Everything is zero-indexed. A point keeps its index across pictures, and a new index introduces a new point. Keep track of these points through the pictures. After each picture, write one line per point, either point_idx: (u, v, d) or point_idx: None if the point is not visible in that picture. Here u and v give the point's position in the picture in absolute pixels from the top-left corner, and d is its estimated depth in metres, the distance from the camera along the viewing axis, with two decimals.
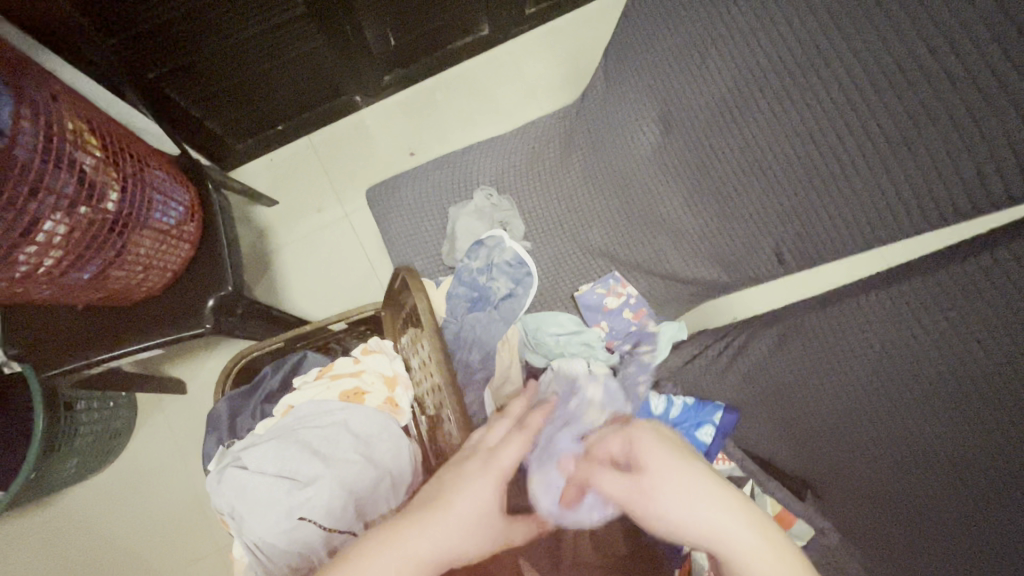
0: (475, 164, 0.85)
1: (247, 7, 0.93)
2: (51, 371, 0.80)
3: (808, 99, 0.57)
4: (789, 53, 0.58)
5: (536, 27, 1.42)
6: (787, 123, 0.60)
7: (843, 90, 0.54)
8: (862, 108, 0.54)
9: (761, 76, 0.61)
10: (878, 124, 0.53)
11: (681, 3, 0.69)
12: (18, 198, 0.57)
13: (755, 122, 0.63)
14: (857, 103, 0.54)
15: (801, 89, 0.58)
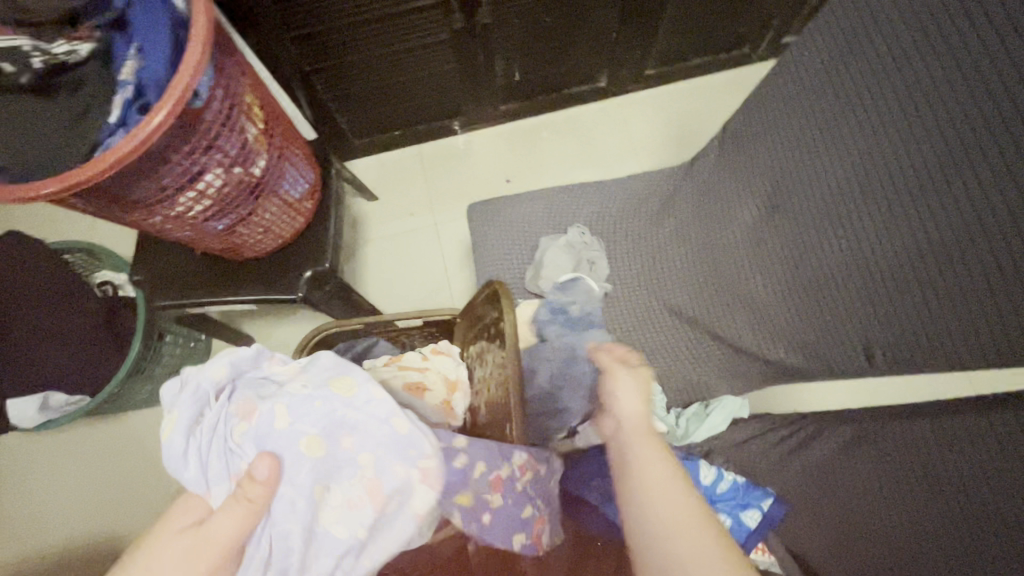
0: (574, 201, 0.89)
1: (402, 25, 1.04)
2: (162, 302, 0.90)
3: (933, 204, 0.56)
4: (917, 156, 0.57)
5: (650, 89, 1.48)
6: (905, 223, 0.59)
7: (969, 202, 0.53)
8: (992, 225, 0.52)
9: (883, 173, 0.60)
10: (1007, 242, 0.51)
11: (810, 89, 0.70)
12: (196, 152, 0.64)
13: (869, 216, 0.62)
14: (987, 218, 0.52)
15: (926, 193, 0.57)
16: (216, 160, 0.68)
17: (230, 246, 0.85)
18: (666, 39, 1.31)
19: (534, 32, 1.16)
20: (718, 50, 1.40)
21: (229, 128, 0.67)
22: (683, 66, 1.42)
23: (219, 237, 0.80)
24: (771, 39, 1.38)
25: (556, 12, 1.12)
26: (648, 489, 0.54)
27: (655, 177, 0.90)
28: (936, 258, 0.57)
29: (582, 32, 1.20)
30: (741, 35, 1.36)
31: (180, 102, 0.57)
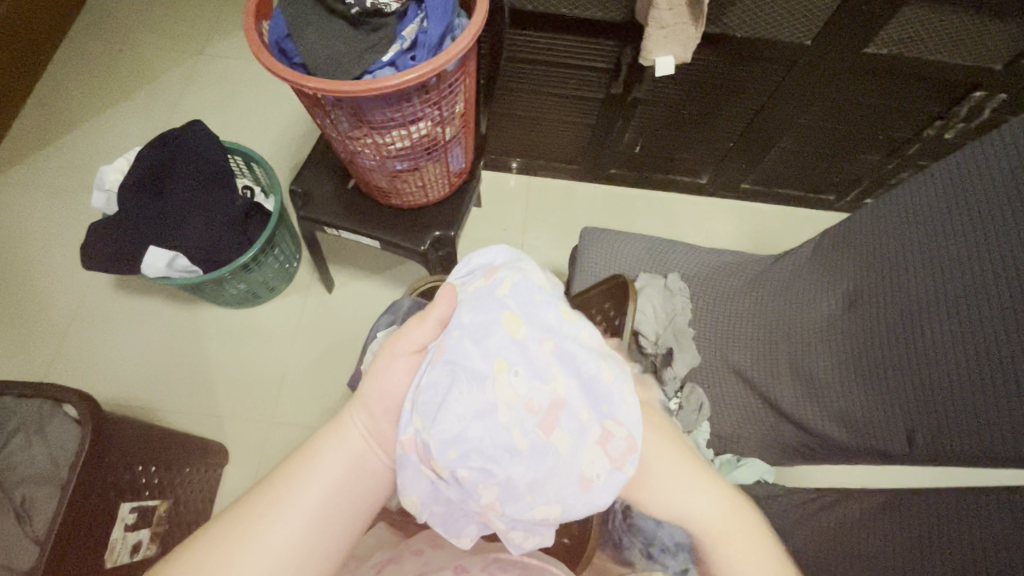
0: (675, 252, 1.02)
1: (568, 72, 1.23)
2: (307, 214, 1.07)
3: (983, 325, 0.66)
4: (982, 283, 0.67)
5: (741, 200, 1.66)
6: (959, 337, 0.68)
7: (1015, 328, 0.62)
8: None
9: (951, 293, 0.70)
10: None
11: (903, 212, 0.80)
12: (423, 103, 0.80)
13: (930, 326, 0.71)
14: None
15: (979, 314, 0.66)
16: (429, 114, 0.83)
17: (389, 187, 1.00)
18: (770, 163, 1.50)
19: (667, 118, 1.36)
20: (809, 188, 1.59)
21: (451, 95, 0.83)
22: (776, 192, 1.61)
23: (389, 174, 0.95)
24: (857, 195, 1.57)
25: (692, 109, 1.32)
26: (706, 512, 0.57)
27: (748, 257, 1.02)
28: (976, 377, 0.65)
29: (705, 132, 1.40)
30: (832, 182, 1.55)
31: (442, 64, 0.73)
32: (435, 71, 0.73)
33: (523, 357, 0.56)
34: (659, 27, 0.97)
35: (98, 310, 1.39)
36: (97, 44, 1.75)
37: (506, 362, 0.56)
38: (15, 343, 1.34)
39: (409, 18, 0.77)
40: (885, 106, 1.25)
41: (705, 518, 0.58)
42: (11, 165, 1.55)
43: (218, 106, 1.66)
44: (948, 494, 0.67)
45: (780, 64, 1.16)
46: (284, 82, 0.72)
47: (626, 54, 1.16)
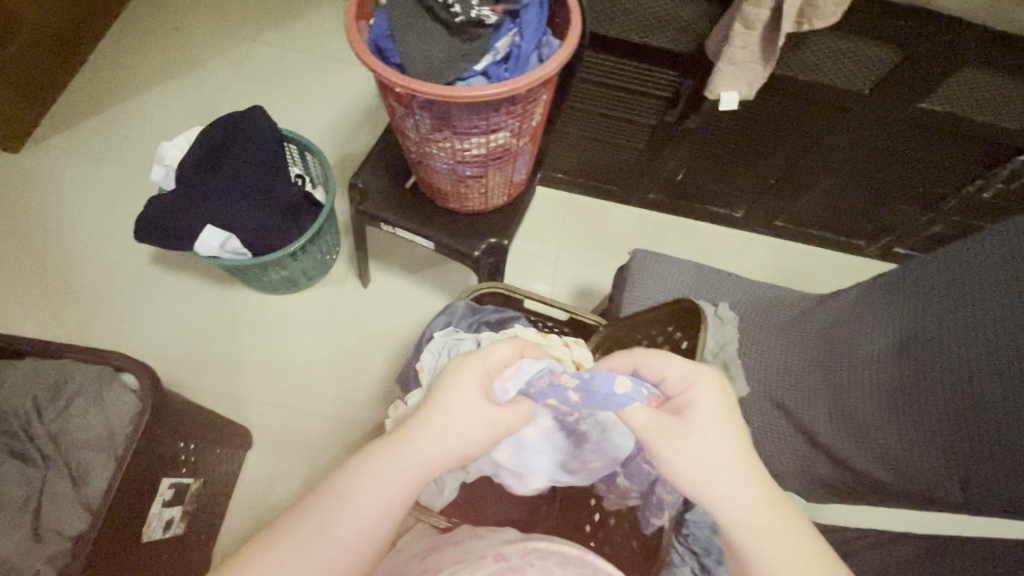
0: (723, 282, 1.04)
1: (627, 95, 1.26)
2: (367, 208, 1.08)
3: None
4: None
5: (772, 237, 1.69)
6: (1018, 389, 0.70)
7: None
8: None
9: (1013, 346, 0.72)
10: None
11: (963, 264, 0.82)
12: (507, 114, 0.82)
13: (988, 376, 0.73)
14: None
15: None
16: (512, 123, 0.85)
17: (453, 190, 1.01)
18: (807, 204, 1.53)
19: (715, 150, 1.38)
20: (840, 232, 1.62)
21: (535, 107, 0.86)
22: (807, 232, 1.63)
23: (456, 178, 0.97)
24: (886, 243, 1.60)
25: (741, 144, 1.34)
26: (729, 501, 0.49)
27: (795, 293, 1.03)
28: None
29: (749, 167, 1.43)
30: (865, 229, 1.58)
31: (541, 76, 0.76)
32: (532, 83, 0.76)
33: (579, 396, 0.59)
34: (730, 64, 0.99)
35: (134, 283, 1.39)
36: (153, 22, 1.77)
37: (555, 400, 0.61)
38: (48, 308, 1.34)
39: (505, 30, 0.80)
40: (929, 160, 1.28)
41: (731, 506, 0.48)
42: (58, 131, 1.56)
43: (268, 92, 1.68)
44: (999, 547, 0.68)
45: (834, 109, 1.19)
46: (378, 76, 0.75)
47: (687, 85, 1.19)
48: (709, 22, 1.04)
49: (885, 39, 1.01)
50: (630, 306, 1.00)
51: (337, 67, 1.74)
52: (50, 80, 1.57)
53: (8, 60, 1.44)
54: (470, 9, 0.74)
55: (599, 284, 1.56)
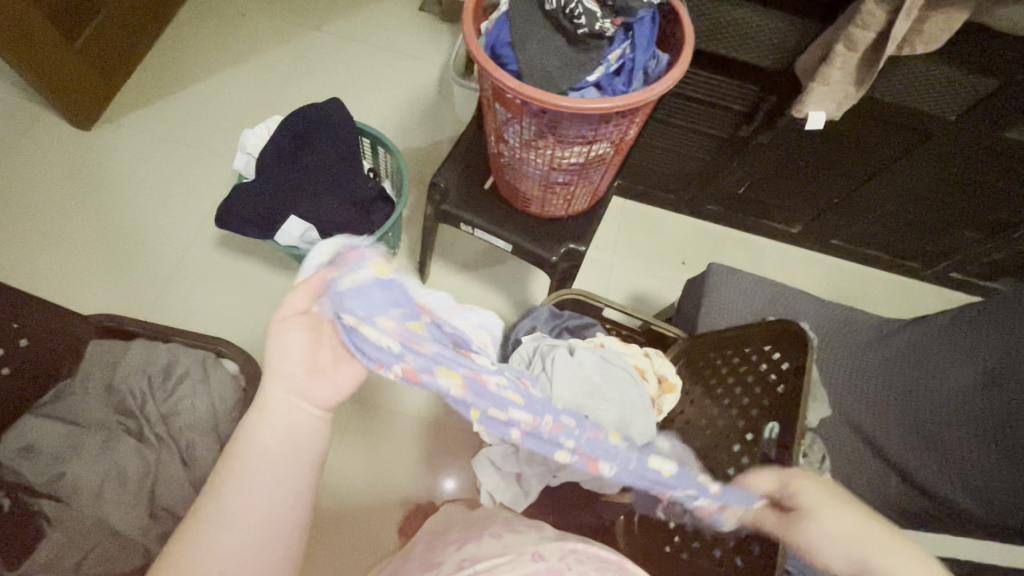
0: (801, 301, 1.04)
1: (702, 106, 1.26)
2: (447, 206, 1.10)
3: None
4: None
5: (826, 255, 1.68)
6: None
7: None
8: None
9: None
10: None
11: None
12: (613, 126, 0.82)
13: None
14: None
15: None
16: (617, 135, 0.86)
17: (538, 195, 1.02)
18: (868, 224, 1.52)
19: (783, 166, 1.38)
20: (896, 254, 1.60)
21: (640, 120, 0.86)
22: (862, 252, 1.63)
23: (545, 185, 0.98)
24: (943, 267, 1.59)
25: (811, 161, 1.34)
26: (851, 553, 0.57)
27: (872, 317, 1.03)
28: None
29: (814, 185, 1.42)
30: (924, 252, 1.56)
31: (660, 92, 0.77)
32: (650, 97, 0.77)
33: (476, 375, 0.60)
34: (823, 84, 0.99)
35: (201, 264, 1.42)
36: (220, 7, 1.79)
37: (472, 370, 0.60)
38: (119, 284, 1.37)
39: (622, 43, 0.80)
40: (1003, 189, 1.26)
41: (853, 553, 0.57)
42: (129, 110, 1.59)
43: (333, 81, 1.69)
44: None
45: (917, 133, 1.17)
46: (495, 81, 0.75)
47: (768, 101, 1.18)
48: (801, 41, 1.04)
49: (982, 67, 1.00)
50: (708, 320, 1.01)
51: (401, 60, 1.75)
52: (124, 59, 1.60)
53: (89, 38, 1.47)
54: (595, 21, 0.74)
55: (652, 291, 1.57)
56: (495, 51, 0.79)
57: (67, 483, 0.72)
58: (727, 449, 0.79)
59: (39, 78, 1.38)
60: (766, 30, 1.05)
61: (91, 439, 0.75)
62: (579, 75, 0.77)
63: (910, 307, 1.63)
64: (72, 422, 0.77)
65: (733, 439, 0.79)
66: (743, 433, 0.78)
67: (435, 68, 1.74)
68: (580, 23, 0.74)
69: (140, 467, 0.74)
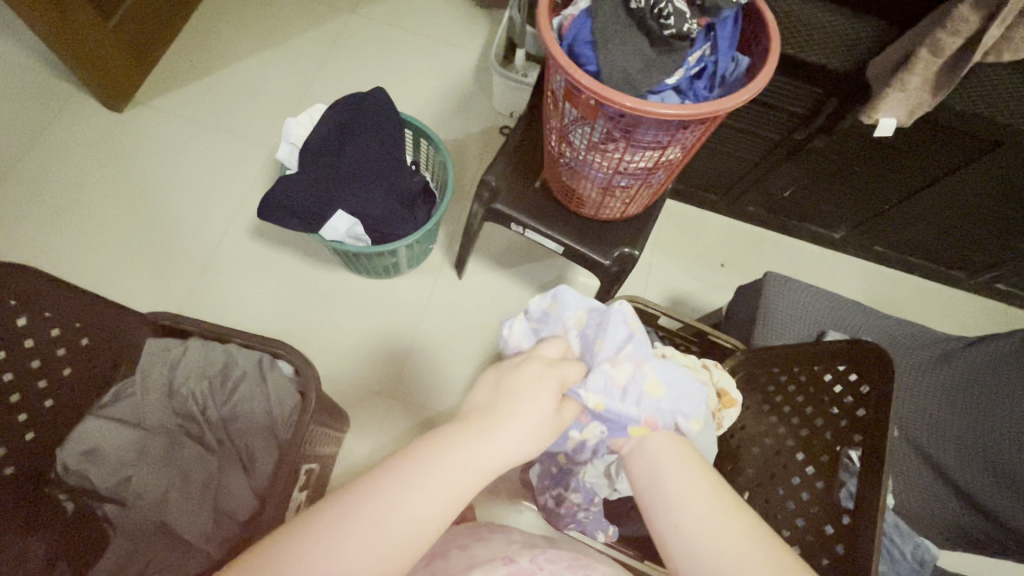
0: (861, 315, 1.01)
1: (758, 108, 1.22)
2: (498, 205, 1.07)
3: None
4: None
5: (868, 261, 1.64)
6: None
7: None
8: None
9: None
10: None
11: None
12: (689, 131, 0.79)
13: None
14: None
15: None
16: (691, 141, 0.82)
17: (595, 198, 0.99)
18: (916, 232, 1.48)
19: (835, 170, 1.34)
20: (940, 263, 1.57)
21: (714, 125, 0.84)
22: (906, 259, 1.59)
23: (606, 188, 0.94)
24: (988, 278, 1.55)
25: (866, 167, 1.30)
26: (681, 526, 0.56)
27: (934, 335, 1.00)
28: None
29: (865, 191, 1.38)
30: (969, 262, 1.53)
31: (750, 98, 0.73)
32: (738, 104, 0.73)
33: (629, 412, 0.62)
34: (900, 90, 0.95)
35: (237, 253, 1.40)
36: None
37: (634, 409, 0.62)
38: (154, 270, 1.36)
39: (704, 45, 0.77)
40: None
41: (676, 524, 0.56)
42: (162, 91, 1.55)
43: (369, 67, 1.65)
44: None
45: (983, 143, 1.13)
46: (574, 79, 0.71)
47: (830, 104, 1.14)
48: (874, 44, 1.00)
49: None
50: (766, 332, 0.98)
51: (438, 47, 1.70)
52: (157, 38, 1.56)
53: (124, 16, 1.43)
54: (683, 23, 0.70)
55: (690, 293, 1.54)
56: (572, 49, 0.75)
57: (132, 487, 0.79)
58: (794, 471, 0.77)
59: (76, 57, 1.35)
60: (839, 31, 1.00)
61: (156, 441, 0.82)
62: (662, 78, 0.74)
63: (951, 317, 1.60)
64: (136, 427, 0.81)
65: (799, 460, 0.78)
66: (814, 455, 0.76)
67: (473, 56, 1.70)
68: (670, 25, 0.70)
69: (202, 471, 0.80)
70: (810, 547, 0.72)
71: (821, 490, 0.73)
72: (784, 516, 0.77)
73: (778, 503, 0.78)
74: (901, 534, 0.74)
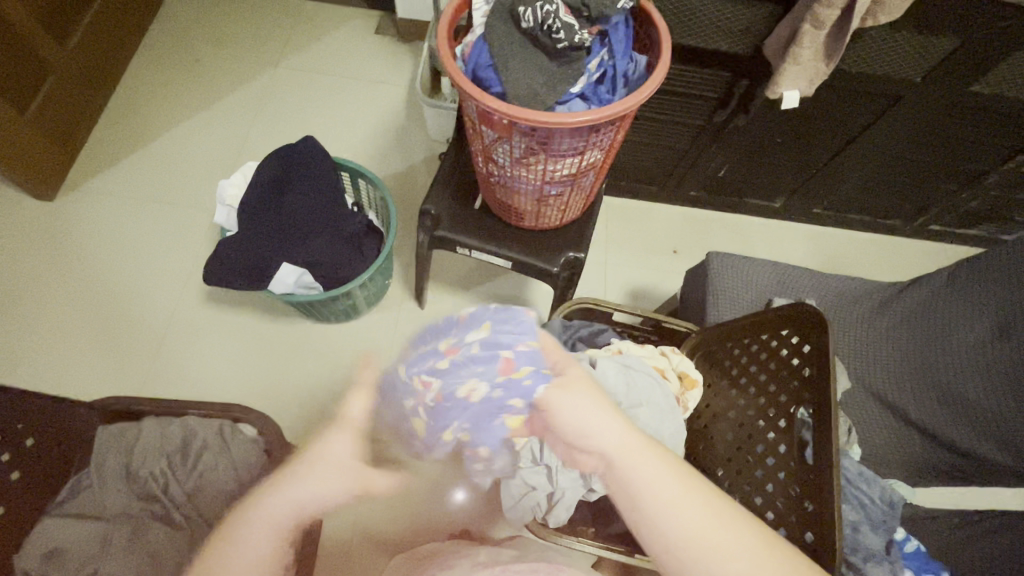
0: (801, 278, 1.05)
1: (675, 99, 1.28)
2: (441, 232, 1.09)
3: None
4: None
5: (810, 224, 1.71)
6: None
7: None
8: None
9: None
10: None
11: None
12: (603, 133, 0.82)
13: None
14: None
15: None
16: (608, 142, 0.86)
17: (532, 210, 1.01)
18: (849, 190, 1.55)
19: (761, 145, 1.40)
20: (875, 214, 1.64)
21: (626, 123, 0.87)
22: (845, 216, 1.66)
23: (539, 199, 0.97)
24: (922, 221, 1.63)
25: (788, 137, 1.36)
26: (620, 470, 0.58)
27: (873, 285, 1.05)
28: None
29: (792, 160, 1.45)
30: (901, 209, 1.61)
31: (650, 94, 0.76)
32: (642, 99, 0.77)
33: (479, 347, 0.70)
34: (795, 63, 1.01)
35: (192, 322, 1.37)
36: (173, 56, 1.74)
37: (509, 358, 0.68)
38: (109, 355, 1.32)
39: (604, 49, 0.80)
40: (971, 140, 1.30)
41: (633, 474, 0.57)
42: (92, 173, 1.53)
43: (300, 117, 1.66)
44: None
45: (886, 98, 1.20)
46: (482, 104, 0.74)
47: (740, 84, 1.20)
48: (766, 25, 1.06)
49: (940, 29, 1.03)
50: (718, 310, 1.02)
51: (365, 86, 1.73)
52: (78, 122, 1.54)
53: (41, 106, 1.41)
54: (574, 34, 0.74)
55: (649, 284, 1.57)
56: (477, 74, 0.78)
57: None
58: (759, 438, 0.80)
59: None
60: (732, 17, 1.06)
61: (121, 532, 0.78)
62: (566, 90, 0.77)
63: (895, 264, 1.68)
64: (99, 519, 0.79)
65: (762, 427, 0.80)
66: (774, 421, 0.79)
67: (401, 90, 1.73)
68: (560, 37, 0.74)
69: (175, 549, 0.78)
70: (783, 511, 0.74)
71: (786, 453, 0.76)
72: (756, 485, 0.78)
73: (749, 473, 0.79)
74: (867, 481, 0.77)
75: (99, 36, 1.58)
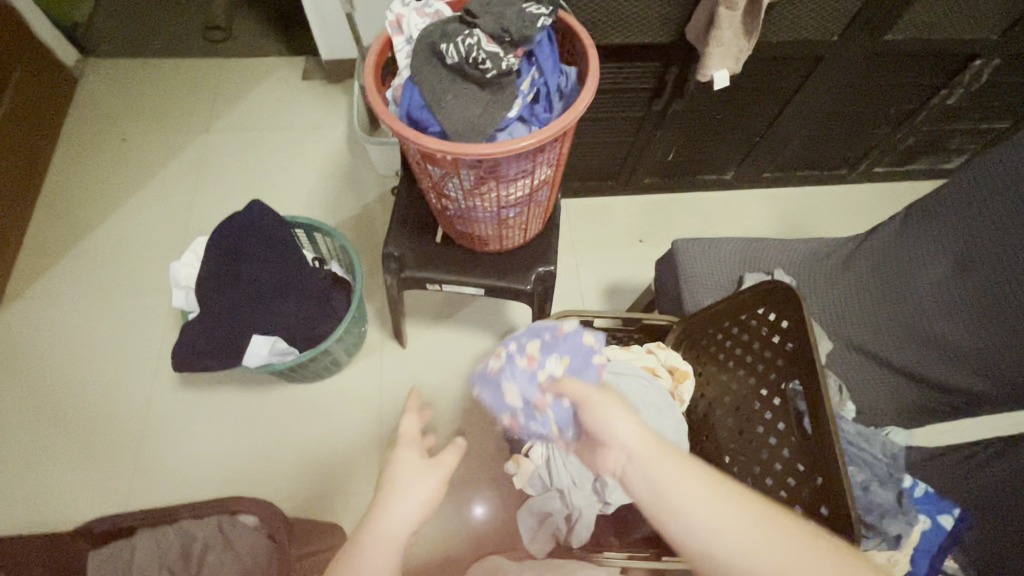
0: (766, 249, 1.07)
1: (611, 96, 1.29)
2: (407, 273, 1.07)
3: None
4: None
5: (763, 188, 1.75)
6: None
7: None
8: None
9: None
10: None
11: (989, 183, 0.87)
12: (549, 150, 0.83)
13: None
14: None
15: None
16: (554, 158, 0.86)
17: (494, 235, 1.01)
18: (792, 150, 1.59)
19: (701, 124, 1.43)
20: (821, 168, 1.69)
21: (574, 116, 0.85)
22: (794, 175, 1.71)
23: (499, 224, 0.97)
24: (866, 166, 1.69)
25: (726, 113, 1.39)
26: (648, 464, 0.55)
27: (834, 242, 1.08)
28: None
29: (734, 133, 1.48)
30: (844, 159, 1.66)
31: (586, 106, 0.77)
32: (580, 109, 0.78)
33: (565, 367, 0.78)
34: (719, 45, 1.03)
35: (171, 409, 1.32)
36: (98, 140, 1.68)
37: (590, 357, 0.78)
38: (89, 466, 1.26)
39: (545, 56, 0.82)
40: (896, 84, 1.35)
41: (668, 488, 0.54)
42: (36, 277, 1.46)
43: (242, 178, 1.62)
44: None
45: (809, 60, 1.24)
46: (422, 148, 0.74)
47: (670, 72, 1.22)
48: (684, 13, 1.08)
49: None
50: (693, 296, 1.03)
51: (302, 136, 1.70)
52: (10, 228, 1.47)
53: None
54: (500, 61, 0.73)
55: (622, 277, 1.59)
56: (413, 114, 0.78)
57: None
58: (758, 419, 0.81)
59: None
60: (650, 11, 1.08)
61: None
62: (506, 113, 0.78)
63: (849, 211, 1.73)
64: None
65: (758, 407, 0.81)
66: (768, 399, 0.81)
67: (340, 133, 1.70)
68: (487, 67, 0.73)
69: None
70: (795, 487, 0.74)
71: (786, 429, 0.77)
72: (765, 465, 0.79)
73: (754, 455, 0.80)
74: (866, 441, 0.79)
75: (16, 135, 1.51)
